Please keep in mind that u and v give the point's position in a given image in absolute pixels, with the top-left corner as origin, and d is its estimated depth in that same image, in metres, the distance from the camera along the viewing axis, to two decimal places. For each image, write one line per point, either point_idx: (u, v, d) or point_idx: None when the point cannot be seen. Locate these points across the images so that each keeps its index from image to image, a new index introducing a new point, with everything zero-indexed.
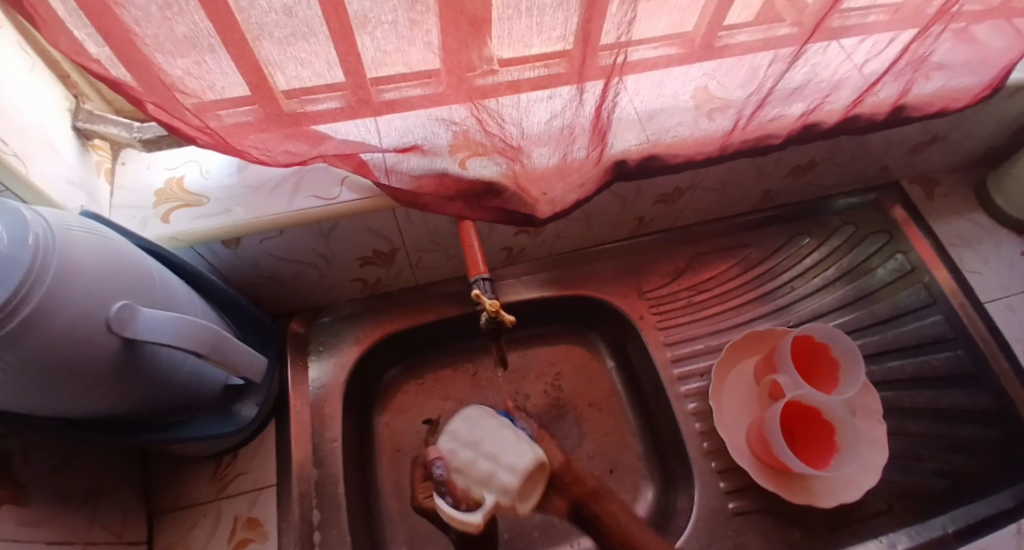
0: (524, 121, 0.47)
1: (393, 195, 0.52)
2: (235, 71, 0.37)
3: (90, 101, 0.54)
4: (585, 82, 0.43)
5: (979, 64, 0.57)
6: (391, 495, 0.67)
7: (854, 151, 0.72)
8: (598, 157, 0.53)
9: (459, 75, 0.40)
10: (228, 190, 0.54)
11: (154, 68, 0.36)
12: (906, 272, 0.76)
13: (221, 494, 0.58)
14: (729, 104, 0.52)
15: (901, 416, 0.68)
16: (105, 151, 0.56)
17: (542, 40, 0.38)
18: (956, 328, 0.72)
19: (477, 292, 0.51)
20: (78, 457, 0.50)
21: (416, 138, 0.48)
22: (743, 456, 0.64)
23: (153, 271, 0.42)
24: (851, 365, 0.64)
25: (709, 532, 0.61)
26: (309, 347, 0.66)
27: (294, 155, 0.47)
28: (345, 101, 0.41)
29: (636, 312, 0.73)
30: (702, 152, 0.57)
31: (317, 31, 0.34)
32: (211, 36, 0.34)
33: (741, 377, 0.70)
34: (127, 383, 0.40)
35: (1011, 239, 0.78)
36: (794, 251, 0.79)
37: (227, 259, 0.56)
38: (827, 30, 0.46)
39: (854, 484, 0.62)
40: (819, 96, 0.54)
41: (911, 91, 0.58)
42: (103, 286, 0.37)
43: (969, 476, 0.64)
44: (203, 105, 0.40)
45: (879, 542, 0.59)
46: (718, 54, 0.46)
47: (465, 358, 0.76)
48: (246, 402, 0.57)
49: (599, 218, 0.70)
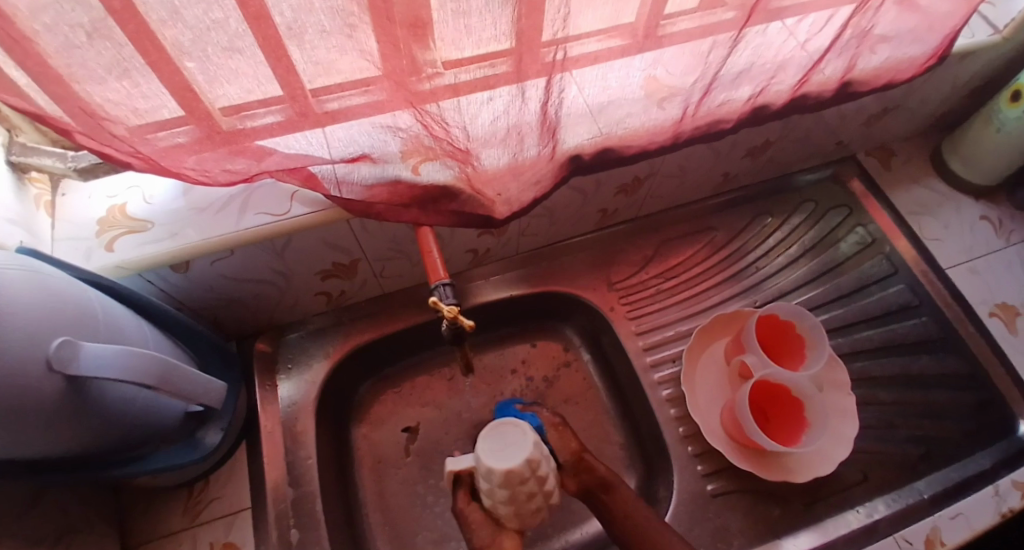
0: (469, 124, 0.46)
1: (346, 207, 0.51)
2: (162, 93, 0.35)
3: (24, 133, 0.53)
4: (526, 80, 0.43)
5: (922, 34, 0.58)
6: (374, 507, 0.67)
7: (809, 129, 0.73)
8: (551, 153, 0.53)
9: (399, 80, 0.39)
10: (175, 214, 0.52)
11: (75, 96, 0.34)
12: (868, 245, 0.78)
13: (196, 522, 0.57)
14: (677, 91, 0.52)
15: (869, 385, 0.70)
16: (44, 184, 0.54)
17: (475, 42, 0.38)
18: (920, 296, 0.73)
19: (436, 299, 0.50)
20: (46, 497, 0.47)
21: (363, 148, 0.47)
22: (718, 439, 0.65)
23: (92, 302, 0.41)
24: (815, 341, 0.66)
25: (690, 516, 0.61)
26: (277, 366, 0.66)
27: (236, 173, 0.46)
28: (285, 114, 0.40)
29: (607, 304, 0.74)
30: (655, 140, 0.57)
31: (245, 46, 0.33)
32: (132, 59, 0.32)
33: (712, 360, 0.71)
34: (78, 423, 0.39)
35: (968, 203, 0.80)
36: (758, 231, 0.80)
37: (179, 283, 0.55)
38: (766, 12, 0.47)
39: (827, 457, 0.63)
40: (765, 76, 0.55)
41: (856, 66, 0.59)
42: (40, 327, 0.35)
43: (940, 440, 0.66)
44: (133, 130, 0.38)
45: (857, 513, 0.60)
46: (660, 41, 0.45)
47: (440, 363, 0.76)
48: (209, 428, 0.56)
49: (562, 213, 0.70)
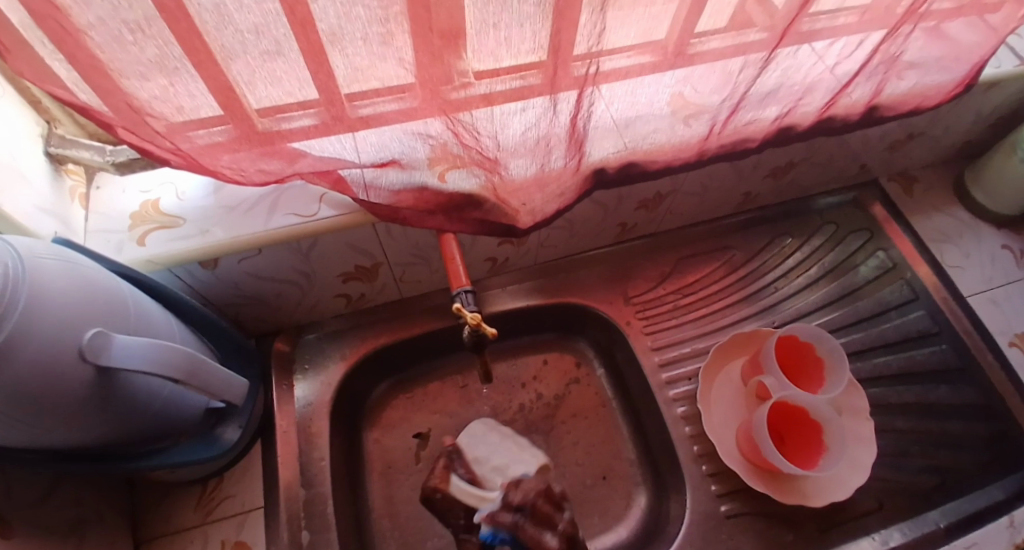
0: (500, 134, 0.47)
1: (373, 210, 0.52)
2: (205, 92, 0.36)
3: (62, 125, 0.53)
4: (558, 93, 0.43)
5: (951, 61, 0.58)
6: (382, 512, 0.66)
7: (832, 151, 0.73)
8: (577, 165, 0.54)
9: (433, 89, 0.40)
10: (206, 212, 0.53)
11: (122, 92, 0.35)
12: (888, 269, 0.77)
13: (209, 518, 0.57)
14: (704, 110, 0.52)
15: (889, 412, 0.69)
16: (80, 176, 0.55)
17: (512, 53, 0.38)
18: (940, 323, 0.73)
19: (458, 305, 0.50)
20: (64, 488, 0.47)
21: (393, 153, 0.48)
22: (733, 459, 0.64)
23: (125, 294, 0.42)
24: (836, 365, 0.65)
25: (702, 537, 0.61)
26: (294, 366, 0.66)
27: (270, 173, 0.47)
28: (320, 118, 0.41)
29: (623, 319, 0.73)
30: (680, 156, 0.57)
31: (287, 50, 0.34)
32: (180, 58, 0.33)
33: (729, 380, 0.71)
34: (102, 414, 0.39)
35: (991, 232, 0.79)
36: (776, 252, 0.80)
37: (205, 280, 0.56)
38: (797, 34, 0.47)
39: (844, 483, 0.62)
40: (792, 98, 0.55)
41: (883, 91, 0.59)
42: (75, 315, 0.35)
43: (958, 471, 0.65)
44: (174, 127, 0.39)
45: (871, 540, 0.59)
46: (690, 60, 0.46)
47: (454, 371, 0.76)
48: (227, 425, 0.56)
49: (581, 226, 0.70)
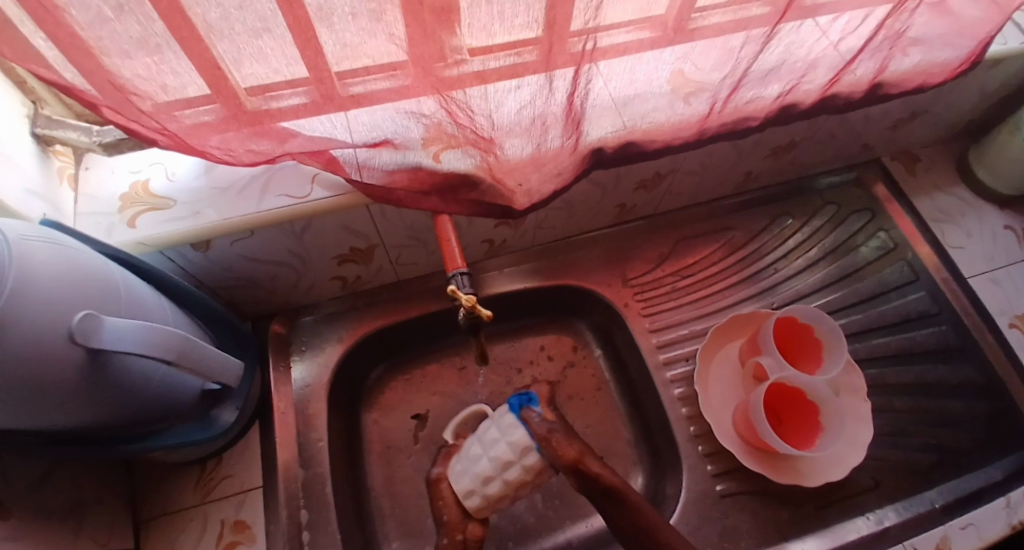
0: (494, 112, 0.46)
1: (367, 191, 0.51)
2: (190, 70, 0.35)
3: (49, 106, 0.52)
4: (554, 70, 0.42)
5: (957, 37, 0.56)
6: (382, 491, 0.67)
7: (834, 130, 0.72)
8: (574, 145, 0.53)
9: (426, 66, 0.39)
10: (197, 193, 0.53)
11: (103, 70, 0.34)
12: (889, 250, 0.76)
13: (207, 499, 0.57)
14: (704, 87, 0.51)
15: (886, 393, 0.69)
16: (67, 157, 0.54)
17: (505, 28, 0.37)
18: (940, 304, 0.72)
19: (453, 287, 0.50)
20: (61, 469, 0.48)
21: (386, 133, 0.47)
22: (729, 439, 0.65)
23: (114, 276, 0.41)
24: (834, 345, 0.65)
25: (697, 514, 0.62)
26: (291, 348, 0.66)
27: (259, 153, 0.46)
28: (310, 96, 0.40)
29: (621, 300, 0.73)
30: (679, 136, 0.56)
31: (274, 26, 0.32)
32: (162, 34, 0.32)
33: (727, 360, 0.71)
34: (97, 398, 0.39)
35: (993, 212, 0.78)
36: (777, 232, 0.79)
37: (199, 262, 0.55)
38: (800, 9, 0.45)
39: (839, 462, 0.62)
40: (795, 75, 0.54)
41: (887, 68, 0.58)
42: (65, 298, 0.35)
43: (954, 450, 0.65)
44: (160, 106, 0.38)
45: (866, 519, 0.60)
46: (690, 36, 0.44)
47: (452, 352, 0.76)
48: (224, 407, 0.56)
49: (579, 207, 0.70)
